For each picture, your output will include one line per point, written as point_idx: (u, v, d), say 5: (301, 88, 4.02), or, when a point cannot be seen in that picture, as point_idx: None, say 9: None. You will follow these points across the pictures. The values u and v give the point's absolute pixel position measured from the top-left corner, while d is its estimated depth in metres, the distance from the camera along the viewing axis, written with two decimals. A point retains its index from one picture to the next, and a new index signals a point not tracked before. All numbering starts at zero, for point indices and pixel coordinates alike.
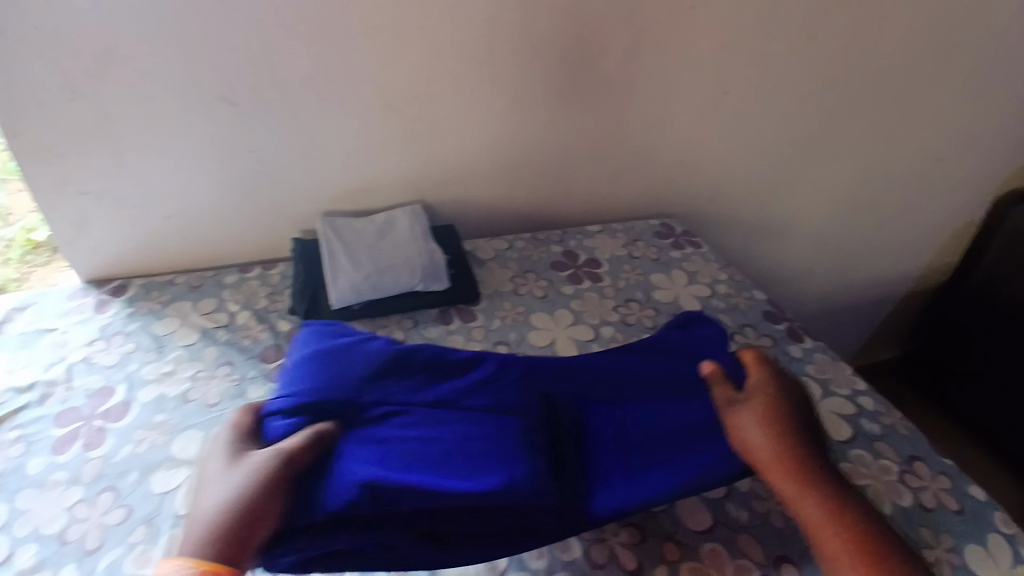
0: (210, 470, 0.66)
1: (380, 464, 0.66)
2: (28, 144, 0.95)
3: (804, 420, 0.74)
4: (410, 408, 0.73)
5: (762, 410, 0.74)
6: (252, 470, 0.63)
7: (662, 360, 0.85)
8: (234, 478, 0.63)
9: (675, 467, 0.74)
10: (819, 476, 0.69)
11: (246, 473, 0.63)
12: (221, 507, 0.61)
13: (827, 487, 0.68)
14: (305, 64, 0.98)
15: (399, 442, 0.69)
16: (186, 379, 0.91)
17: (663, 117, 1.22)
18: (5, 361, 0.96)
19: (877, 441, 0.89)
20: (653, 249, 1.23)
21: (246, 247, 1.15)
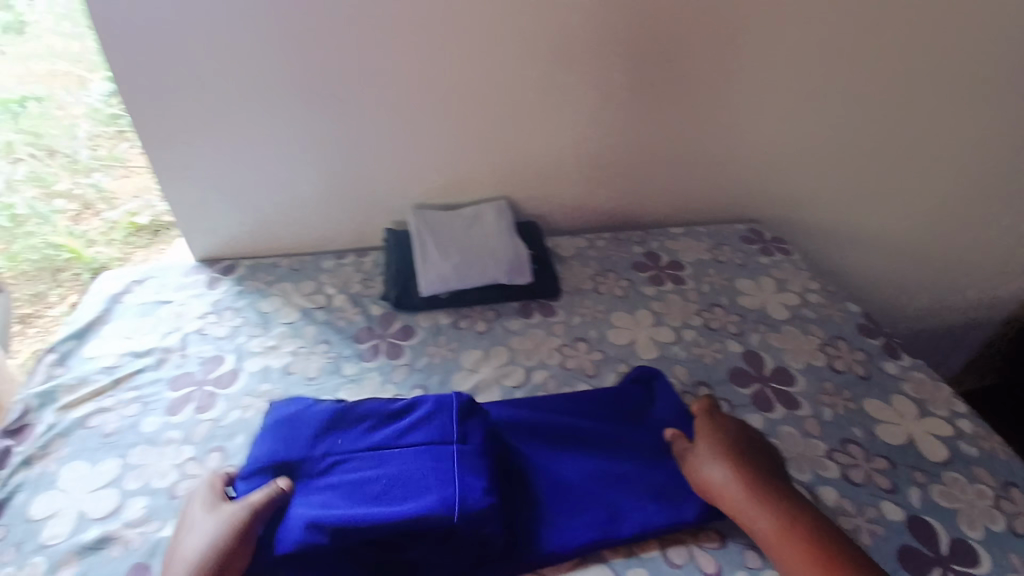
0: (188, 523, 0.67)
1: (324, 510, 0.64)
2: (160, 133, 1.06)
3: (751, 456, 0.74)
4: (352, 451, 0.71)
5: (707, 447, 0.75)
6: (220, 527, 0.64)
7: (618, 414, 0.85)
8: (205, 535, 0.64)
9: (633, 509, 0.72)
10: (766, 501, 0.69)
11: (212, 532, 0.64)
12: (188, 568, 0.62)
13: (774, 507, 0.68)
14: (408, 62, 1.03)
15: (343, 481, 0.68)
16: (289, 352, 0.98)
17: (755, 119, 1.19)
18: (127, 327, 1.04)
19: (976, 466, 0.83)
20: (739, 254, 1.20)
21: (341, 235, 1.23)
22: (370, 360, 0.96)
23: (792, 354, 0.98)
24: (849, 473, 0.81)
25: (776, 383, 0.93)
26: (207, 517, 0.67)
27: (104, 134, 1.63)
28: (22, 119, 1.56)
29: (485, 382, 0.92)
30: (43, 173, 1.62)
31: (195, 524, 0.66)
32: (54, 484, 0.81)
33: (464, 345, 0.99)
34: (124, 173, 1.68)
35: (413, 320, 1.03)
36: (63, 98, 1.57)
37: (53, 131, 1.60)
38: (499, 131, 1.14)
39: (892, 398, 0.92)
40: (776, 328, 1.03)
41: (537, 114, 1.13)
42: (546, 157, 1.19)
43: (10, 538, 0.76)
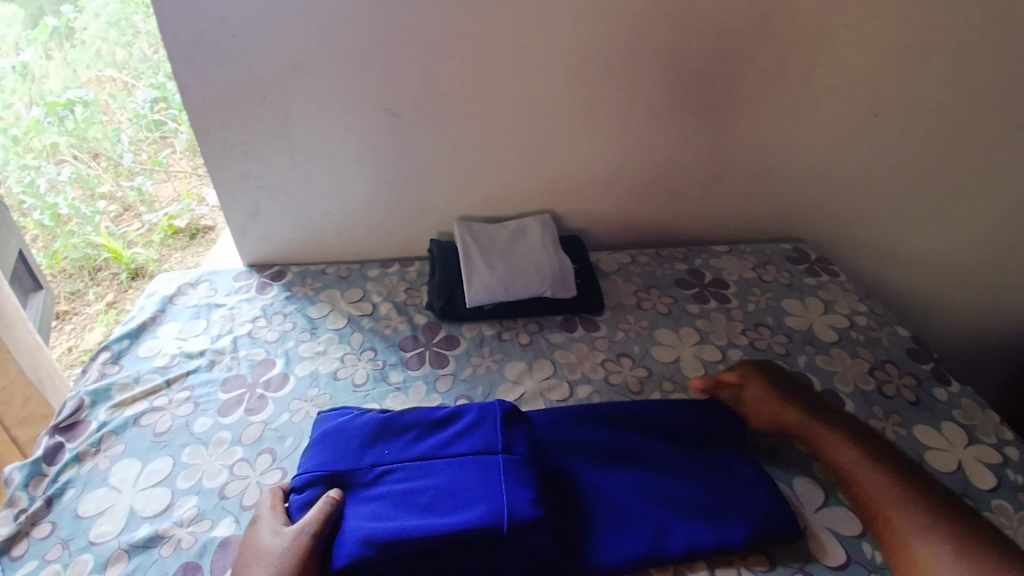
0: (251, 551, 0.66)
1: (374, 522, 0.64)
2: (219, 142, 1.10)
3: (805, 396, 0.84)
4: (400, 461, 0.71)
5: (754, 390, 0.86)
6: (285, 548, 0.63)
7: (667, 432, 0.84)
8: (271, 556, 0.63)
9: (691, 528, 0.71)
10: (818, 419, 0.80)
11: (277, 553, 0.63)
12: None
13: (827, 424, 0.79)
14: (458, 78, 1.06)
15: (392, 488, 0.68)
16: (337, 358, 1.00)
17: (801, 138, 1.19)
18: (180, 329, 1.07)
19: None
20: (785, 274, 1.19)
21: (387, 244, 1.26)
22: (415, 368, 0.97)
23: (840, 377, 0.97)
24: None
25: None
26: (270, 537, 0.66)
27: (146, 137, 1.90)
28: (68, 123, 1.72)
29: (528, 394, 0.92)
30: (87, 175, 1.79)
31: (260, 544, 0.66)
32: (105, 482, 0.82)
33: (508, 357, 0.99)
34: (163, 176, 1.92)
35: (457, 330, 1.05)
36: (107, 103, 1.81)
37: (98, 135, 1.79)
38: (546, 146, 1.16)
39: (942, 424, 0.89)
40: (825, 350, 1.02)
41: (583, 130, 1.15)
42: (589, 173, 1.21)
43: (59, 534, 0.76)
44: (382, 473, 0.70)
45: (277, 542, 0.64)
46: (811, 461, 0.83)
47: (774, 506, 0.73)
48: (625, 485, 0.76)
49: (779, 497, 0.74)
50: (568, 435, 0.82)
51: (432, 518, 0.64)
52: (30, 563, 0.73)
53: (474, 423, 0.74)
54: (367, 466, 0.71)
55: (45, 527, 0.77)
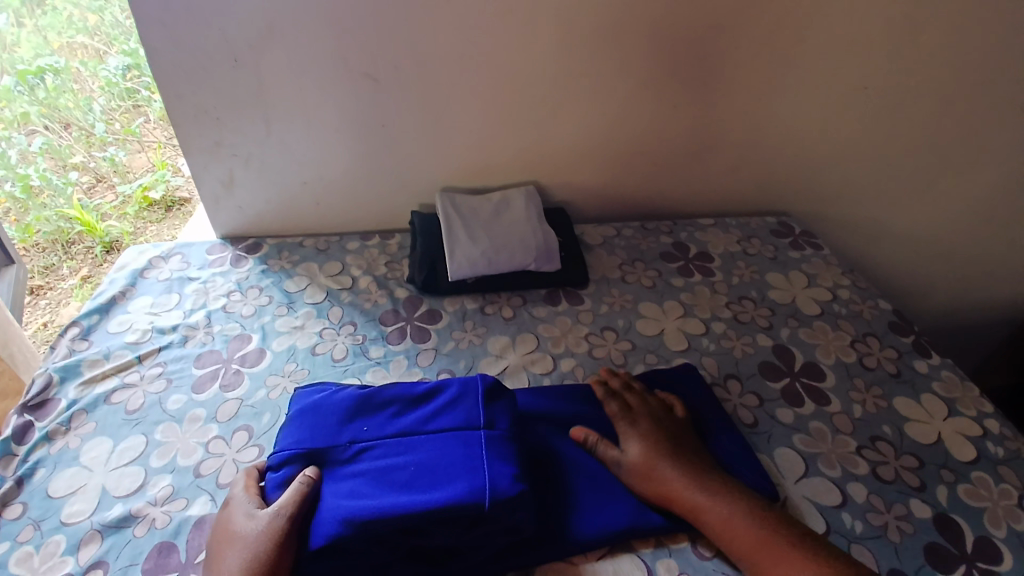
0: (224, 535, 0.65)
1: (352, 501, 0.63)
2: (189, 109, 1.05)
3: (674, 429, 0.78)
4: (380, 437, 0.70)
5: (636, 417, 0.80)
6: (260, 531, 0.62)
7: None
8: (246, 538, 0.63)
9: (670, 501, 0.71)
10: (643, 435, 0.75)
11: (253, 535, 0.62)
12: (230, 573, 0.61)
13: (662, 453, 0.72)
14: (440, 43, 1.01)
15: (372, 465, 0.67)
16: (316, 333, 0.97)
17: (790, 109, 1.17)
18: (152, 303, 1.04)
19: (1001, 466, 0.80)
20: (769, 247, 1.19)
21: (367, 216, 1.23)
22: (396, 343, 0.95)
23: (823, 349, 0.97)
24: (878, 470, 0.79)
25: (806, 379, 0.92)
26: (243, 519, 0.65)
27: (119, 106, 1.84)
28: (39, 92, 1.67)
29: (511, 368, 0.91)
30: (59, 146, 1.72)
31: (233, 525, 0.65)
32: (76, 460, 0.79)
33: (491, 331, 0.98)
34: (137, 147, 1.88)
35: (440, 304, 1.03)
36: (78, 70, 1.75)
37: (69, 104, 1.73)
38: (532, 116, 1.13)
39: (922, 397, 0.90)
40: (808, 323, 1.02)
41: (569, 99, 1.11)
42: (575, 144, 1.18)
43: (30, 514, 0.74)
44: (362, 449, 0.69)
45: (252, 523, 0.64)
46: (792, 433, 0.83)
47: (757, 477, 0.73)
48: (607, 461, 0.75)
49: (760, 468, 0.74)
50: (551, 410, 0.81)
51: (412, 496, 0.63)
52: (1, 545, 0.71)
53: (456, 398, 0.73)
54: (347, 442, 0.69)
55: (15, 507, 0.74)
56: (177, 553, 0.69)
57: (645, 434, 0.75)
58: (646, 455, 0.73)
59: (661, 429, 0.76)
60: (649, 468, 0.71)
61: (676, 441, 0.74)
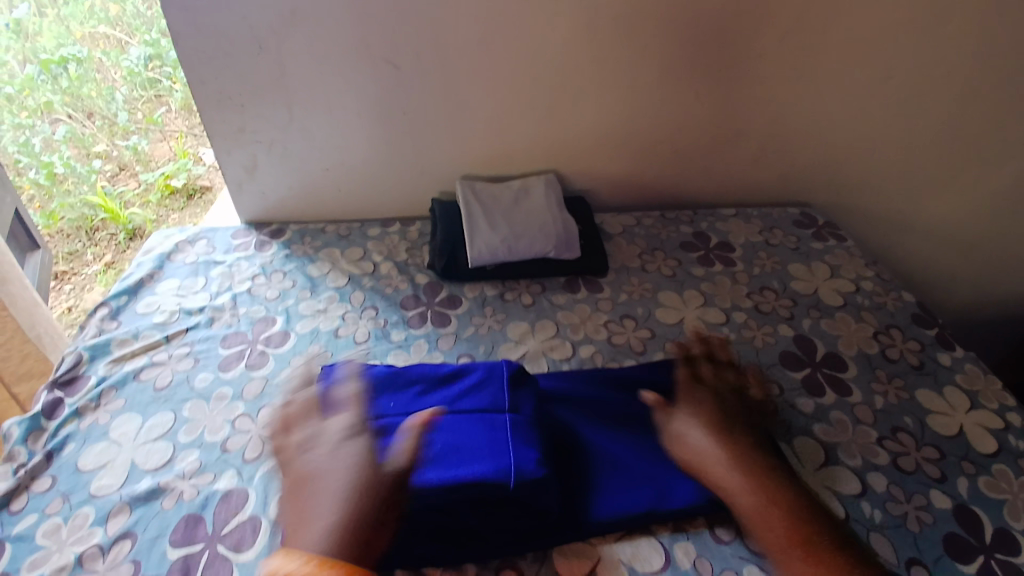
0: (334, 468, 0.63)
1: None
2: (214, 94, 1.07)
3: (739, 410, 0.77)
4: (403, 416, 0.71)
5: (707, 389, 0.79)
6: (347, 456, 0.64)
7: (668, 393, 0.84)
8: (331, 460, 0.64)
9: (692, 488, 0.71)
10: (697, 407, 0.75)
11: (342, 458, 0.64)
12: (318, 491, 0.63)
13: (712, 428, 0.72)
14: (461, 29, 1.02)
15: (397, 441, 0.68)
16: (339, 316, 0.99)
17: (813, 98, 1.15)
18: (179, 285, 1.06)
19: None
20: (791, 238, 1.18)
21: (388, 203, 1.24)
22: (417, 327, 0.97)
23: (844, 341, 0.96)
24: (898, 460, 0.79)
25: (827, 370, 0.91)
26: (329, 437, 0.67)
27: (141, 96, 1.90)
28: (62, 81, 1.71)
29: (531, 354, 0.92)
30: (82, 134, 1.79)
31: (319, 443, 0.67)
32: (105, 436, 0.82)
33: (510, 317, 0.99)
34: (159, 136, 1.93)
35: (459, 290, 1.04)
36: (100, 60, 1.81)
37: (92, 93, 1.79)
38: (552, 103, 1.12)
39: (944, 388, 0.89)
40: (830, 314, 1.01)
41: (589, 86, 1.11)
42: (594, 132, 1.18)
43: (59, 488, 0.76)
44: (388, 424, 0.70)
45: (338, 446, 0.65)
46: (812, 422, 0.83)
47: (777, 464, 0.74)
48: (626, 444, 0.76)
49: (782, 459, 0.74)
50: (571, 396, 0.82)
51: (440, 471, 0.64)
52: (30, 517, 0.73)
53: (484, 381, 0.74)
54: (373, 416, 0.71)
55: (45, 481, 0.77)
56: (203, 524, 0.70)
57: (701, 407, 0.75)
58: (695, 428, 0.72)
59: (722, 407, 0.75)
60: (689, 437, 0.72)
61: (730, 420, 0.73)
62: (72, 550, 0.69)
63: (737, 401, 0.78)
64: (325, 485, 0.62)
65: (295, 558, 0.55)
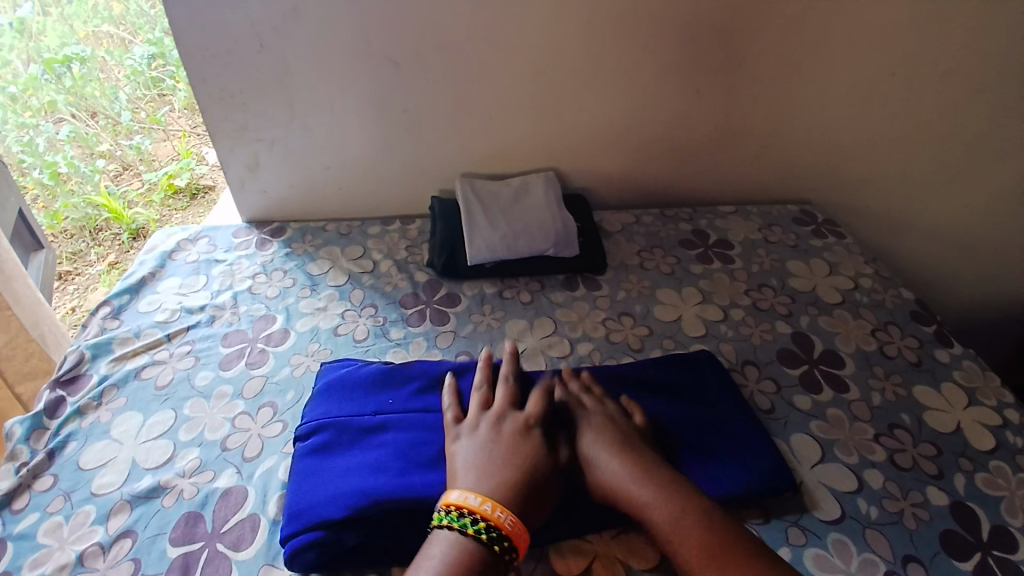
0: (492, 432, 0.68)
1: (378, 472, 0.66)
2: (216, 92, 1.07)
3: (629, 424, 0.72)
4: (399, 415, 0.74)
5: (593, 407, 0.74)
6: (514, 433, 0.68)
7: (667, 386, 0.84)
8: (482, 432, 0.69)
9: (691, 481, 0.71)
10: (594, 428, 0.71)
11: (507, 435, 0.68)
12: (478, 454, 0.65)
13: (617, 449, 0.68)
14: (462, 28, 1.02)
15: (397, 437, 0.71)
16: (338, 314, 0.99)
17: (813, 95, 1.15)
18: (180, 284, 1.07)
19: (1021, 456, 0.79)
20: (790, 235, 1.18)
21: (388, 201, 1.25)
22: (416, 325, 0.97)
23: (842, 338, 0.96)
24: (894, 457, 0.79)
25: (824, 367, 0.91)
26: (489, 415, 0.71)
27: (144, 95, 1.93)
28: (65, 80, 1.72)
29: (529, 351, 0.92)
30: (86, 133, 1.78)
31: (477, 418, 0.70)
32: (107, 434, 0.83)
33: (508, 315, 0.99)
34: (162, 136, 1.94)
35: (458, 288, 1.04)
36: (104, 59, 1.83)
37: (95, 92, 1.79)
38: (552, 101, 1.13)
39: (942, 385, 0.89)
40: (828, 311, 1.01)
41: (589, 84, 1.11)
42: (593, 130, 1.18)
43: (61, 486, 0.77)
44: (386, 422, 0.73)
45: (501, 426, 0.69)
46: (809, 419, 0.83)
47: (774, 460, 0.74)
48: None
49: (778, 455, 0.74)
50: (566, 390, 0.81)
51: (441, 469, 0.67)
52: (32, 515, 0.74)
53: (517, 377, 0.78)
54: (371, 414, 0.73)
55: (47, 479, 0.77)
56: (204, 522, 0.71)
57: (596, 427, 0.71)
58: (597, 449, 0.68)
59: (614, 422, 0.71)
60: (596, 463, 0.67)
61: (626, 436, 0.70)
62: (73, 548, 0.69)
63: (631, 425, 0.72)
64: (489, 453, 0.65)
65: (474, 495, 0.61)
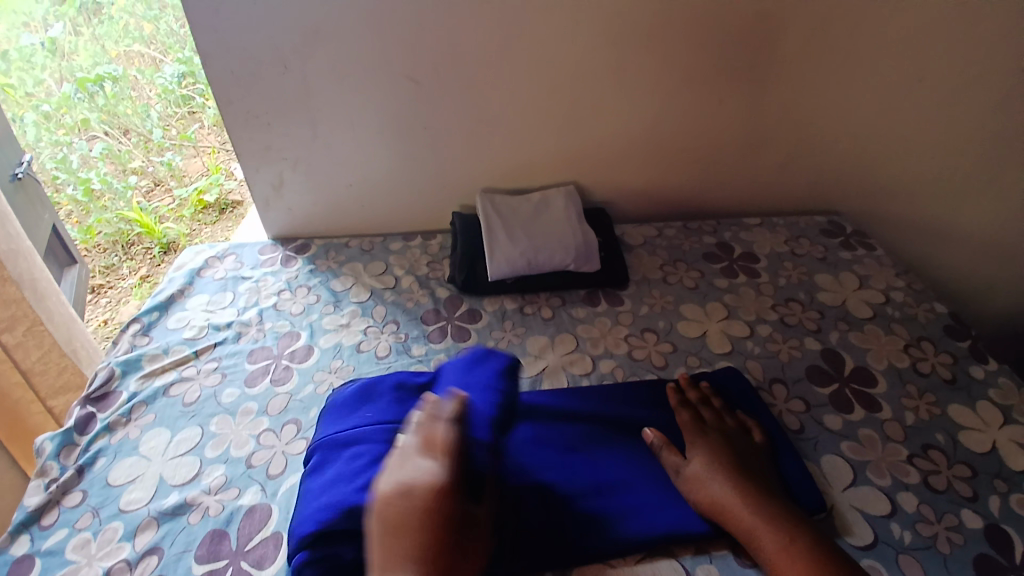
0: (388, 505, 0.54)
1: (349, 483, 0.65)
2: (242, 114, 1.10)
3: (745, 448, 0.74)
4: (376, 424, 0.73)
5: (710, 432, 0.76)
6: (414, 508, 0.53)
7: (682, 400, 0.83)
8: (378, 506, 0.55)
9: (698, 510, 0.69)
10: (709, 448, 0.73)
11: (407, 506, 0.53)
12: (380, 539, 0.53)
13: (730, 472, 0.69)
14: (481, 43, 1.03)
15: (372, 447, 0.70)
16: (361, 331, 1.00)
17: (836, 105, 1.14)
18: (208, 301, 1.09)
19: None
20: (818, 247, 1.15)
21: (410, 218, 1.26)
22: (437, 341, 0.97)
23: (874, 354, 0.93)
24: (928, 479, 0.75)
25: (856, 385, 0.88)
26: (394, 475, 0.57)
27: (175, 113, 1.97)
28: (98, 99, 1.82)
29: (550, 368, 0.91)
30: (118, 151, 1.87)
31: (385, 479, 0.57)
32: (135, 450, 0.84)
33: (530, 331, 0.98)
34: (192, 152, 1.99)
35: (479, 304, 1.04)
36: (135, 78, 1.90)
37: (127, 110, 1.87)
38: (571, 116, 1.13)
39: (977, 403, 0.85)
40: (859, 326, 0.98)
41: (608, 97, 1.11)
42: (613, 144, 1.17)
43: (90, 502, 0.78)
44: (362, 433, 0.72)
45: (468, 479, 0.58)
46: (839, 440, 0.80)
47: (807, 481, 0.72)
48: (630, 461, 0.75)
49: (810, 479, 0.73)
50: (588, 410, 0.81)
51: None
52: (61, 531, 0.75)
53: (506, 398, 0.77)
54: (349, 428, 0.73)
55: (76, 495, 0.79)
56: (233, 539, 0.72)
57: (710, 446, 0.73)
58: (708, 467, 0.70)
59: (731, 446, 0.73)
60: (708, 479, 0.69)
61: (743, 460, 0.72)
62: (100, 564, 0.71)
63: (748, 445, 0.75)
64: (389, 535, 0.52)
65: None
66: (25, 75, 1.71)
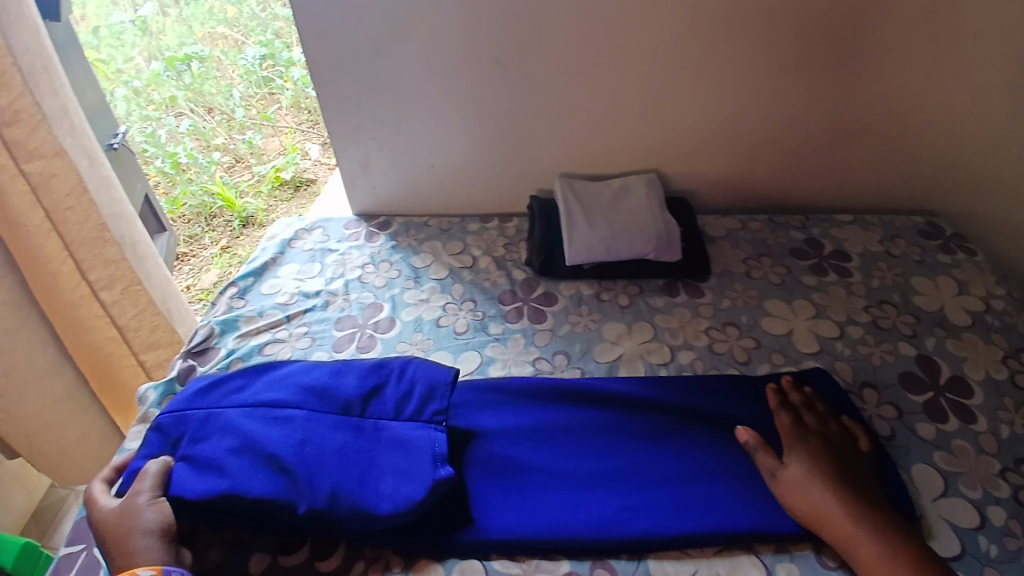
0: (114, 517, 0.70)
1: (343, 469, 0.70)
2: (335, 95, 1.15)
3: (847, 455, 0.72)
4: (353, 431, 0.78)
5: (812, 436, 0.74)
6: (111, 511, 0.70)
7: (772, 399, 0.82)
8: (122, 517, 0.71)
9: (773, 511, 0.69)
10: (810, 453, 0.71)
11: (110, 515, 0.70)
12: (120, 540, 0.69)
13: (830, 480, 0.68)
14: (569, 28, 1.02)
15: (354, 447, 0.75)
16: (440, 307, 1.03)
17: (946, 99, 1.06)
18: (298, 270, 1.15)
19: None
20: (916, 249, 1.09)
21: (487, 200, 1.28)
22: (514, 321, 0.99)
23: (971, 363, 0.87)
24: (1020, 495, 0.71)
25: (950, 395, 0.83)
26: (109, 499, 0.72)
27: (255, 93, 2.07)
28: (185, 77, 1.96)
29: (627, 355, 0.92)
30: (202, 128, 1.99)
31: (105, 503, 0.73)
32: None
33: (607, 317, 0.98)
34: (271, 131, 2.09)
35: (556, 287, 1.05)
36: (220, 58, 2.04)
37: (212, 90, 2.01)
38: (655, 103, 1.11)
39: None
40: (957, 334, 0.92)
41: (696, 85, 1.08)
42: (698, 134, 1.14)
43: None
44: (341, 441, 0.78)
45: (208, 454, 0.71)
46: (931, 449, 0.76)
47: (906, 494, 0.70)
48: (708, 456, 0.76)
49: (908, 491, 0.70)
50: (675, 402, 0.82)
51: (192, 424, 0.78)
52: None
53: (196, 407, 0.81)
54: None
55: None
56: None
57: (811, 451, 0.71)
58: (808, 473, 0.69)
59: (834, 453, 0.71)
60: (807, 485, 0.68)
61: (846, 468, 0.70)
62: None
63: (852, 453, 0.72)
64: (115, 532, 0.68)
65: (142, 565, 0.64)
66: (114, 51, 1.87)
